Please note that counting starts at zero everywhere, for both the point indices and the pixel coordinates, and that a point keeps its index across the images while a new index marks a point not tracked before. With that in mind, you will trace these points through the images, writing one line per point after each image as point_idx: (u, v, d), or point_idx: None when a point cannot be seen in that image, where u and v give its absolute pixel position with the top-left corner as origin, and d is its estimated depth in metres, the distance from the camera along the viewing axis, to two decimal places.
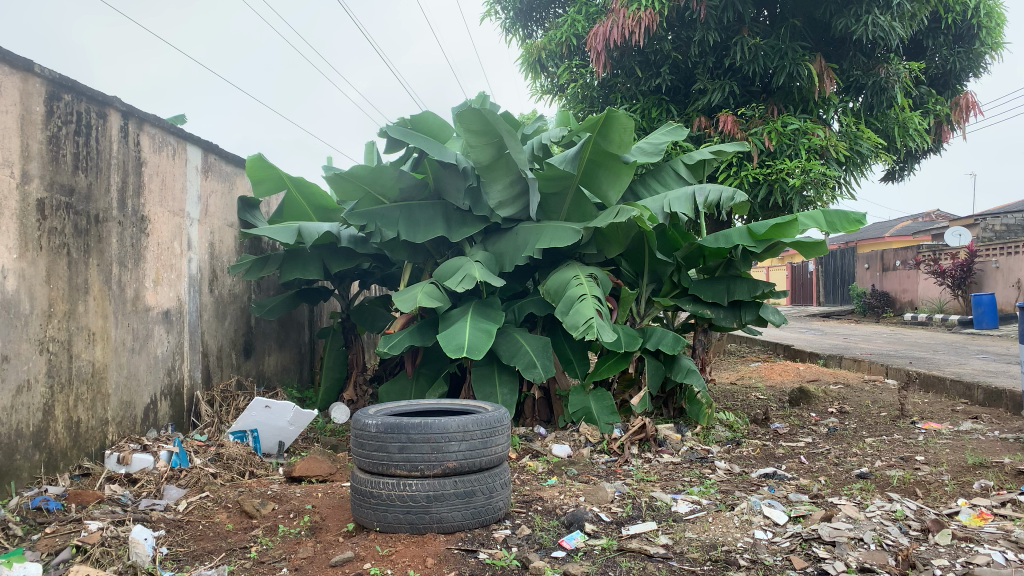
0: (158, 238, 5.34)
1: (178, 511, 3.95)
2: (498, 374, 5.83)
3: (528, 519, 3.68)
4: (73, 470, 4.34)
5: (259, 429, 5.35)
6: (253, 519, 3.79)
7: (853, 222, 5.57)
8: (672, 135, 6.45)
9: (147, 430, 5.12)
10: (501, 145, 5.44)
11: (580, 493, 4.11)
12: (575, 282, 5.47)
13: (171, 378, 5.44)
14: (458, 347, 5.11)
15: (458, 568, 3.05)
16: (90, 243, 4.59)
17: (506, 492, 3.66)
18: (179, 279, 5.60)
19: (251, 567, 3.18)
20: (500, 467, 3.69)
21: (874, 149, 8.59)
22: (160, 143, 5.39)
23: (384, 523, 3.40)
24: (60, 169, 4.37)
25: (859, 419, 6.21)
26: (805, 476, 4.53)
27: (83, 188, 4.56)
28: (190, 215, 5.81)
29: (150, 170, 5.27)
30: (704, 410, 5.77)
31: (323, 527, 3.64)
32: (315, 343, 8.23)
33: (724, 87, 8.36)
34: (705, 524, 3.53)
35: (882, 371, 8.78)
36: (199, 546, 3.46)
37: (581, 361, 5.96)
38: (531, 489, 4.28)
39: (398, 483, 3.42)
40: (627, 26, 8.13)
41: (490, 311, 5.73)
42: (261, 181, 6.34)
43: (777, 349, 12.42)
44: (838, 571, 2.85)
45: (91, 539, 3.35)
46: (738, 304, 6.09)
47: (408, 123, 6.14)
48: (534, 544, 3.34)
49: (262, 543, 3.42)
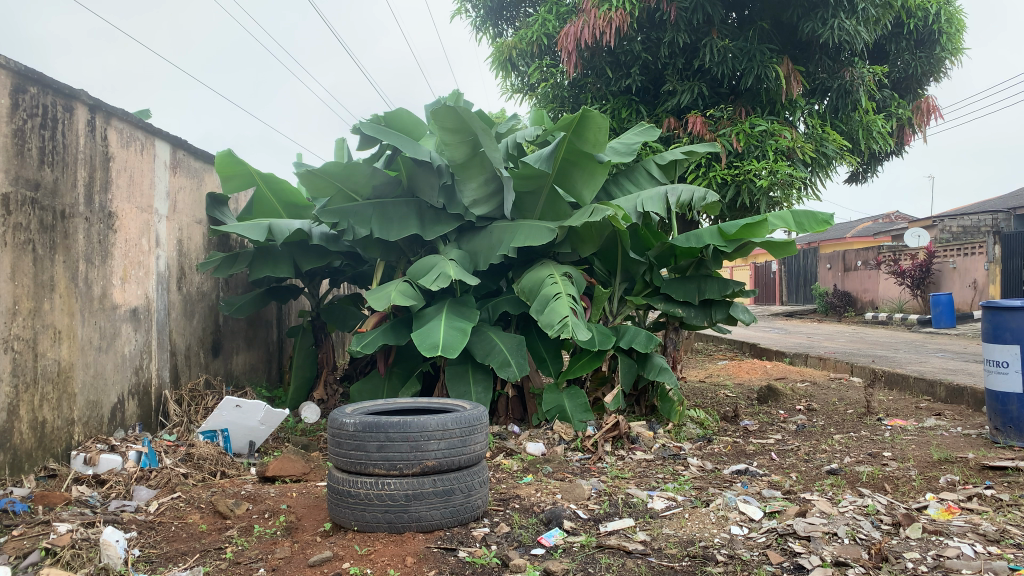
0: (126, 234, 5.24)
1: (150, 513, 3.89)
2: (472, 372, 5.83)
3: (506, 517, 3.68)
4: (39, 471, 4.24)
5: (230, 429, 5.27)
6: (227, 519, 3.74)
7: (820, 222, 5.65)
8: (645, 135, 6.48)
9: (115, 430, 5.03)
10: (476, 143, 5.43)
11: (556, 490, 4.12)
12: (550, 280, 5.48)
13: (139, 377, 5.35)
14: (432, 346, 5.09)
15: (438, 567, 3.04)
16: (56, 239, 4.49)
17: (484, 491, 3.65)
18: (147, 276, 5.51)
19: (227, 568, 3.14)
20: (479, 466, 3.68)
21: (840, 150, 8.73)
22: (129, 137, 5.29)
23: (362, 523, 3.38)
24: (26, 164, 4.26)
25: (827, 416, 6.32)
26: (777, 472, 4.60)
27: (49, 182, 4.45)
28: (159, 212, 5.72)
29: (118, 165, 5.16)
30: (676, 407, 5.81)
31: (299, 527, 3.61)
32: (283, 341, 8.14)
33: (693, 88, 8.43)
34: (682, 520, 3.57)
35: (847, 369, 8.94)
36: (172, 547, 3.40)
37: (555, 359, 5.99)
38: (508, 487, 4.29)
39: (376, 482, 3.40)
40: (598, 26, 8.14)
41: (464, 310, 5.71)
42: (230, 177, 6.24)
43: (743, 347, 12.57)
44: (814, 566, 2.89)
45: (61, 542, 3.28)
46: (709, 303, 6.15)
47: (381, 120, 6.11)
48: (513, 542, 3.35)
49: (238, 543, 3.38)
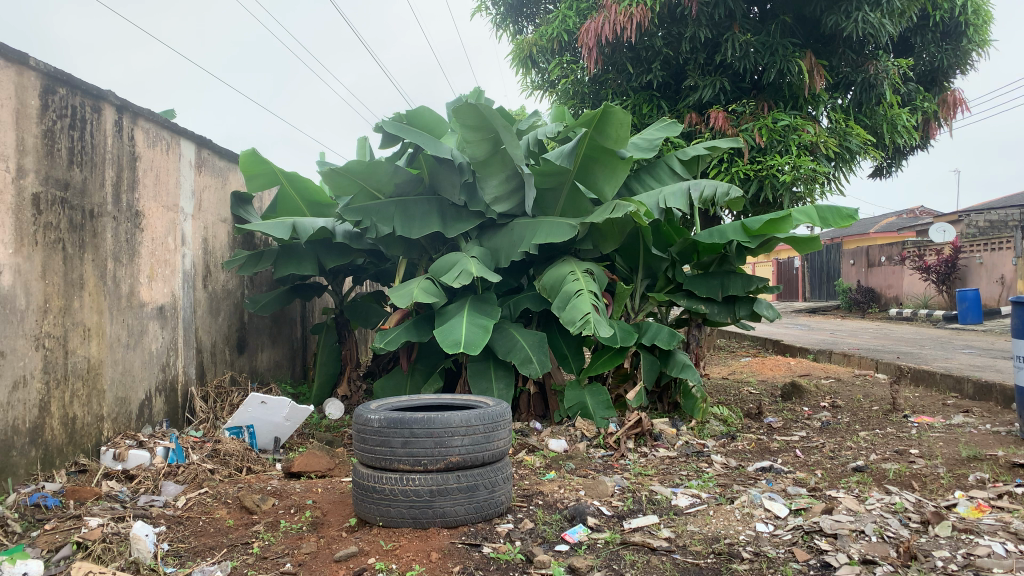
0: (152, 233, 5.30)
1: (178, 508, 3.93)
2: (494, 368, 5.84)
3: (530, 514, 3.69)
4: (69, 466, 4.31)
5: (255, 425, 5.32)
6: (254, 514, 3.78)
7: (844, 217, 5.60)
8: (667, 131, 6.45)
9: (142, 427, 5.09)
10: (497, 140, 5.44)
11: (579, 487, 4.12)
12: (571, 277, 5.48)
13: (166, 374, 5.42)
14: (454, 343, 5.11)
15: (463, 563, 3.05)
16: (85, 237, 4.55)
17: (508, 487, 3.66)
18: (173, 274, 5.57)
19: (254, 563, 3.17)
20: (502, 462, 3.69)
21: (864, 145, 8.63)
22: (154, 137, 5.35)
23: (387, 518, 3.41)
24: (55, 164, 4.33)
25: (852, 413, 6.27)
26: (802, 469, 4.57)
27: (78, 182, 4.52)
28: (184, 211, 5.79)
29: (144, 165, 5.23)
30: (699, 404, 5.81)
31: (324, 523, 3.64)
32: (307, 338, 8.20)
33: (715, 83, 8.38)
34: (707, 517, 3.55)
35: (872, 366, 8.85)
36: (200, 542, 3.44)
37: (577, 356, 5.99)
38: (531, 484, 4.29)
39: (400, 478, 3.42)
40: (619, 22, 8.11)
41: (485, 307, 5.72)
42: (254, 176, 6.30)
43: (766, 344, 12.48)
44: (841, 563, 2.87)
45: (92, 536, 3.32)
46: (733, 300, 6.15)
47: (403, 118, 6.13)
48: (537, 538, 3.35)
49: (264, 538, 3.42)
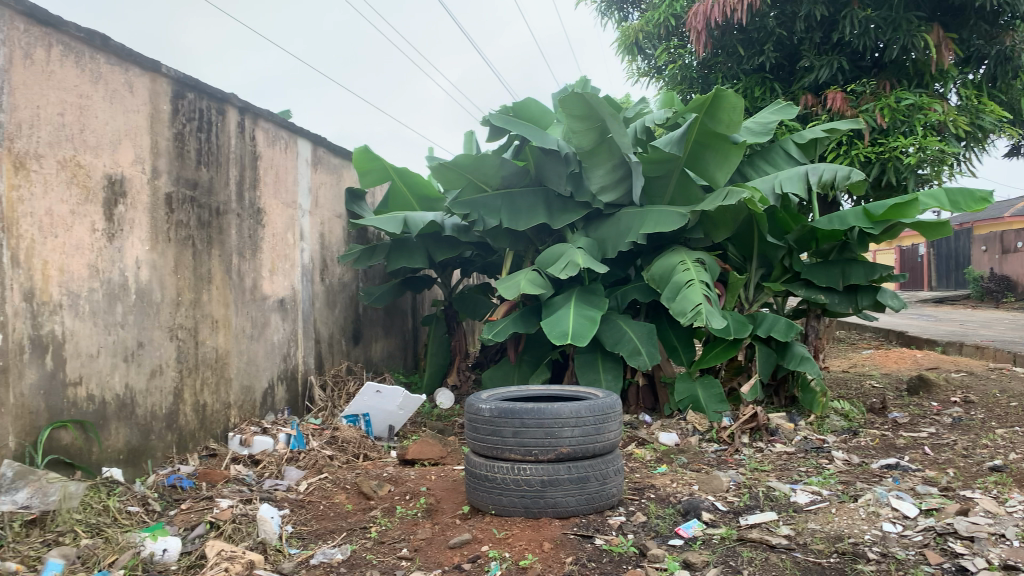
0: (273, 229, 5.54)
1: (300, 491, 4.11)
2: (603, 360, 5.80)
3: (642, 506, 3.64)
4: (202, 450, 4.57)
5: (370, 413, 5.48)
6: (371, 500, 3.90)
7: (978, 200, 5.23)
8: (781, 114, 6.21)
9: (266, 413, 5.34)
10: (604, 129, 5.39)
11: (692, 481, 4.04)
12: (681, 267, 5.36)
13: (287, 364, 5.66)
14: (562, 335, 5.12)
15: (575, 554, 3.04)
16: (212, 234, 4.80)
17: (619, 479, 3.63)
18: (293, 268, 5.81)
19: (372, 547, 3.27)
20: (613, 454, 3.66)
21: (999, 122, 8.06)
22: (274, 137, 5.59)
23: (499, 507, 3.45)
24: (185, 165, 4.58)
25: (987, 409, 5.87)
26: (932, 467, 4.31)
27: (206, 181, 4.77)
28: (302, 207, 6.02)
29: (265, 163, 5.46)
30: (818, 399, 5.60)
31: (438, 509, 3.71)
32: (418, 329, 8.39)
33: (832, 63, 8.00)
34: (829, 515, 3.41)
35: (1008, 359, 8.27)
36: (321, 525, 3.58)
37: (687, 348, 5.88)
38: (642, 477, 4.24)
39: (511, 468, 3.45)
40: (729, 3, 7.86)
41: (593, 298, 5.67)
42: (367, 172, 6.48)
43: (889, 336, 11.87)
44: (979, 569, 2.69)
45: (223, 516, 3.51)
46: (854, 289, 5.87)
47: (510, 110, 6.16)
48: (650, 532, 3.31)
49: (381, 523, 3.52)
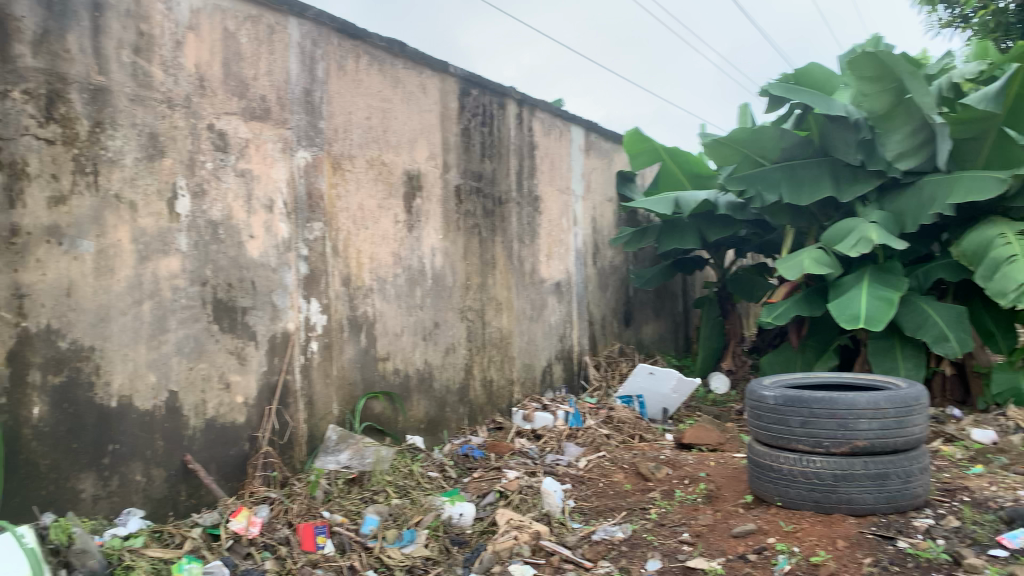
0: (549, 215, 5.74)
1: (580, 468, 4.23)
2: (901, 347, 5.27)
3: (954, 510, 3.26)
4: (489, 423, 4.89)
5: (644, 395, 5.50)
6: (649, 481, 3.91)
7: None
8: None
9: (545, 391, 5.57)
10: (902, 89, 4.99)
11: (1017, 486, 3.53)
12: (1002, 241, 4.69)
13: (563, 344, 5.85)
14: (853, 319, 4.80)
15: (875, 555, 2.80)
16: (496, 222, 5.08)
17: (926, 478, 3.28)
18: (567, 252, 5.98)
19: (653, 528, 3.28)
20: (919, 450, 3.31)
21: None
22: (549, 125, 5.77)
23: (786, 499, 3.29)
24: (471, 158, 4.89)
25: None
26: None
27: (489, 172, 5.06)
28: (576, 192, 6.16)
29: (541, 152, 5.67)
30: None
31: (719, 496, 3.62)
32: (690, 311, 8.23)
33: None
34: None
35: None
36: (602, 502, 3.66)
37: (1008, 335, 5.18)
38: (951, 477, 3.79)
39: (799, 459, 3.26)
40: None
41: (890, 277, 5.13)
42: (637, 154, 6.46)
43: None
44: None
45: (511, 486, 3.72)
46: None
47: (790, 78, 5.81)
48: (965, 539, 2.95)
49: (661, 505, 3.52)
